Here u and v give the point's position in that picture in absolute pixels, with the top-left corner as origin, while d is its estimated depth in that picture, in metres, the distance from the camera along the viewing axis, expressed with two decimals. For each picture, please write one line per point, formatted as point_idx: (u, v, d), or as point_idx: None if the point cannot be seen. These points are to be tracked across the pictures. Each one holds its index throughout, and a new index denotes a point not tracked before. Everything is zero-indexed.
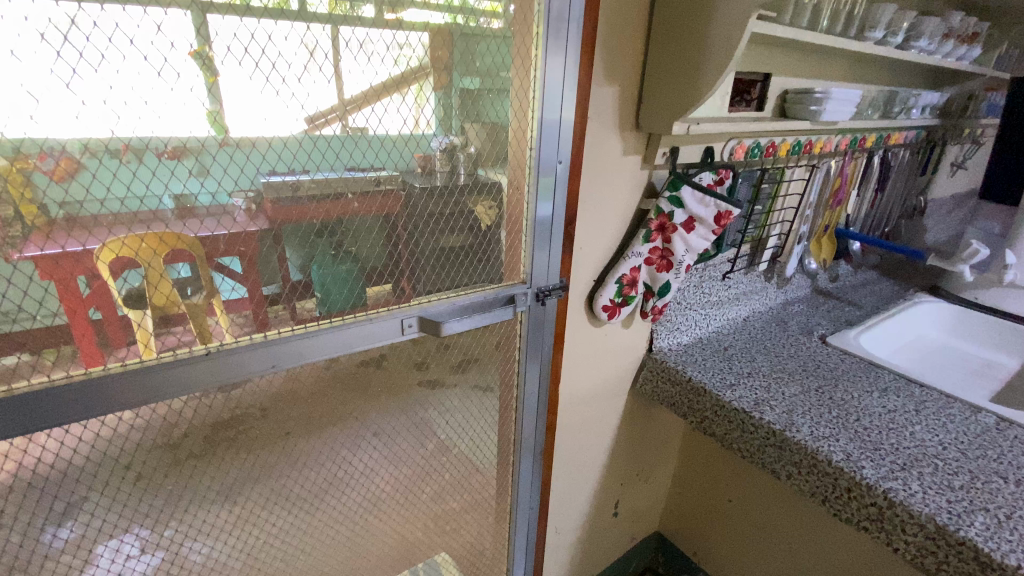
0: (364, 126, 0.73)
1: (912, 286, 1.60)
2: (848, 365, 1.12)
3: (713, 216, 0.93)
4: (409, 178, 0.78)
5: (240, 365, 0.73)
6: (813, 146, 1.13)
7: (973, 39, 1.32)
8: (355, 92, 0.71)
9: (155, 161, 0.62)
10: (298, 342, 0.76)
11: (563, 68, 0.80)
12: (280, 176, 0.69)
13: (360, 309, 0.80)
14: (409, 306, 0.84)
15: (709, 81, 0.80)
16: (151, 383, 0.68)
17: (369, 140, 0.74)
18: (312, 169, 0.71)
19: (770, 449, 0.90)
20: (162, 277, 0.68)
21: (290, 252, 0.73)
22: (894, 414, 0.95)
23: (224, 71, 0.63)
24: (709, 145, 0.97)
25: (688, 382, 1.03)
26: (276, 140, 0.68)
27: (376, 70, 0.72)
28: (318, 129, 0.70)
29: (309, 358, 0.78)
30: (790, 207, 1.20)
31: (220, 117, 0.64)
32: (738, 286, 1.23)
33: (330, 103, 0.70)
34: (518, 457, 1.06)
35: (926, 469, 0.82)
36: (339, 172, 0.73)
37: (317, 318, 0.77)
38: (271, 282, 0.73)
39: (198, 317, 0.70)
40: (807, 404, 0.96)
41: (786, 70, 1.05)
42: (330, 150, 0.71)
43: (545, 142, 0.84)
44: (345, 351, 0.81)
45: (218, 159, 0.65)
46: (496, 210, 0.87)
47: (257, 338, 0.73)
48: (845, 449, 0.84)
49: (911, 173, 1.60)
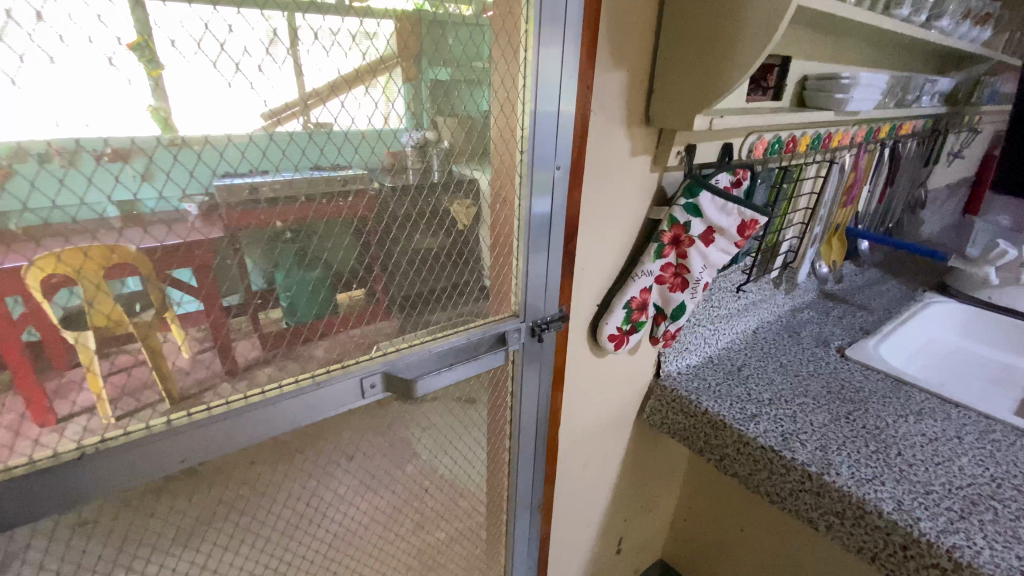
0: (334, 121, 0.57)
1: (919, 285, 1.51)
2: (874, 385, 1.00)
3: (736, 226, 0.79)
4: (378, 176, 0.61)
5: (161, 451, 0.57)
6: (831, 139, 1.01)
7: (985, 19, 1.20)
8: (319, 83, 0.55)
9: (92, 165, 0.47)
10: (230, 423, 0.61)
11: (560, 53, 0.65)
12: (239, 177, 0.53)
13: (303, 373, 0.65)
14: (371, 362, 0.69)
15: (743, 63, 0.65)
16: (45, 473, 0.52)
17: (337, 139, 0.57)
18: (274, 168, 0.55)
19: (805, 495, 0.78)
20: (104, 291, 0.51)
21: (253, 263, 0.58)
22: (937, 444, 0.84)
23: (170, 62, 0.48)
24: (728, 141, 0.84)
25: (703, 414, 0.90)
26: (235, 143, 0.52)
27: (331, 56, 0.55)
28: (278, 126, 0.55)
29: (245, 441, 0.62)
30: (806, 208, 1.08)
31: (165, 115, 0.49)
32: (749, 297, 1.11)
33: (289, 98, 0.54)
34: (513, 503, 0.92)
35: (987, 515, 0.70)
36: (304, 171, 0.57)
37: (260, 388, 0.62)
38: (231, 292, 0.57)
39: (148, 335, 0.54)
40: (841, 437, 0.84)
41: (804, 54, 0.93)
42: (253, 158, 0.54)
43: (539, 146, 0.69)
44: (303, 421, 0.66)
45: (169, 161, 0.50)
46: (474, 208, 0.70)
47: (158, 425, 0.57)
48: (894, 496, 0.72)
49: (917, 165, 1.50)
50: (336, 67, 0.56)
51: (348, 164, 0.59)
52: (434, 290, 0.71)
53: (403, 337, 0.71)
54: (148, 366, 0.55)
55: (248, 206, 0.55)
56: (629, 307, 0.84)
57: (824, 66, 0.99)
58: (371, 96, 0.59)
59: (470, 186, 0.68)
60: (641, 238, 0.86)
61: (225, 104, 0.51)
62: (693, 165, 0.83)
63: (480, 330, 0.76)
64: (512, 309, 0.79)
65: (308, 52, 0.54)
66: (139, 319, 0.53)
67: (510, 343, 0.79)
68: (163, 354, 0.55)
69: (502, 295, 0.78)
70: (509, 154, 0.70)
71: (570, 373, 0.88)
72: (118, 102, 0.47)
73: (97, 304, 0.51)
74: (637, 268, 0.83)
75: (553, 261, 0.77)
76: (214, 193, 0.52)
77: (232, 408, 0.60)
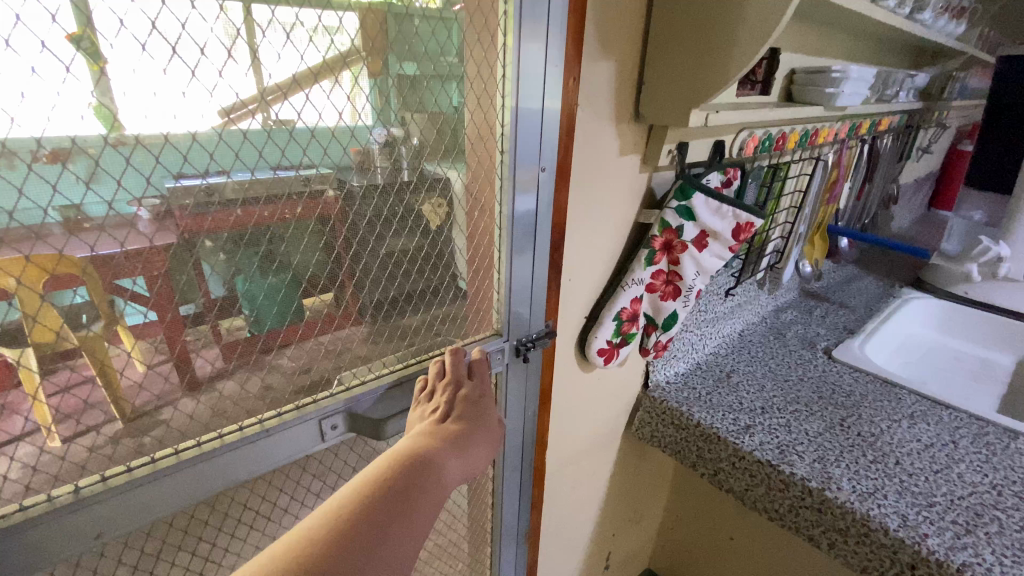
0: (297, 118, 0.49)
1: (896, 280, 1.51)
2: (864, 388, 0.98)
3: (730, 230, 0.75)
4: (346, 175, 0.54)
5: (82, 524, 0.49)
6: (818, 135, 0.98)
7: (961, 13, 1.20)
8: (281, 75, 0.48)
9: (24, 169, 0.39)
10: (165, 483, 0.52)
11: (544, 42, 0.59)
12: (192, 179, 0.46)
13: (250, 419, 0.57)
14: (332, 401, 0.62)
15: (744, 51, 0.60)
16: None
17: (297, 136, 0.50)
18: (230, 167, 0.47)
19: (806, 512, 0.74)
20: (46, 304, 0.43)
21: (212, 266, 0.49)
22: (933, 451, 0.82)
23: (114, 56, 0.41)
24: (719, 138, 0.78)
25: (695, 427, 0.86)
26: (185, 146, 0.45)
27: (284, 41, 0.47)
28: (235, 124, 0.47)
29: (183, 500, 0.54)
30: (791, 208, 1.05)
31: (108, 113, 0.41)
32: (735, 299, 1.07)
33: (249, 94, 0.47)
34: (498, 535, 0.85)
35: (992, 528, 0.68)
36: (264, 170, 0.49)
37: (201, 438, 0.54)
38: (190, 298, 0.49)
39: (96, 354, 0.46)
40: (839, 448, 0.81)
41: (790, 44, 0.88)
42: (171, 163, 0.45)
43: (520, 146, 0.63)
44: (258, 470, 0.58)
45: (110, 165, 0.42)
46: (446, 206, 0.63)
47: (63, 497, 0.48)
48: (898, 511, 0.69)
49: (891, 160, 1.50)
50: (284, 53, 0.48)
51: (316, 162, 0.52)
52: (405, 306, 0.64)
53: (367, 368, 0.65)
54: (95, 388, 0.47)
55: (183, 215, 0.46)
56: (619, 319, 0.79)
57: (809, 59, 0.95)
58: (326, 90, 0.51)
59: (443, 194, 0.62)
60: (627, 249, 0.80)
61: (182, 93, 0.44)
62: (684, 165, 0.77)
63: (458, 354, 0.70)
64: (492, 330, 0.73)
65: (252, 36, 0.46)
66: (85, 332, 0.45)
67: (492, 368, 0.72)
68: (114, 366, 0.47)
69: (481, 316, 0.72)
70: (488, 155, 0.63)
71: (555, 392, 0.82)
72: (38, 100, 0.39)
73: (37, 319, 0.42)
74: (628, 277, 0.77)
75: (537, 272, 0.71)
76: (169, 195, 0.45)
77: (162, 467, 0.52)
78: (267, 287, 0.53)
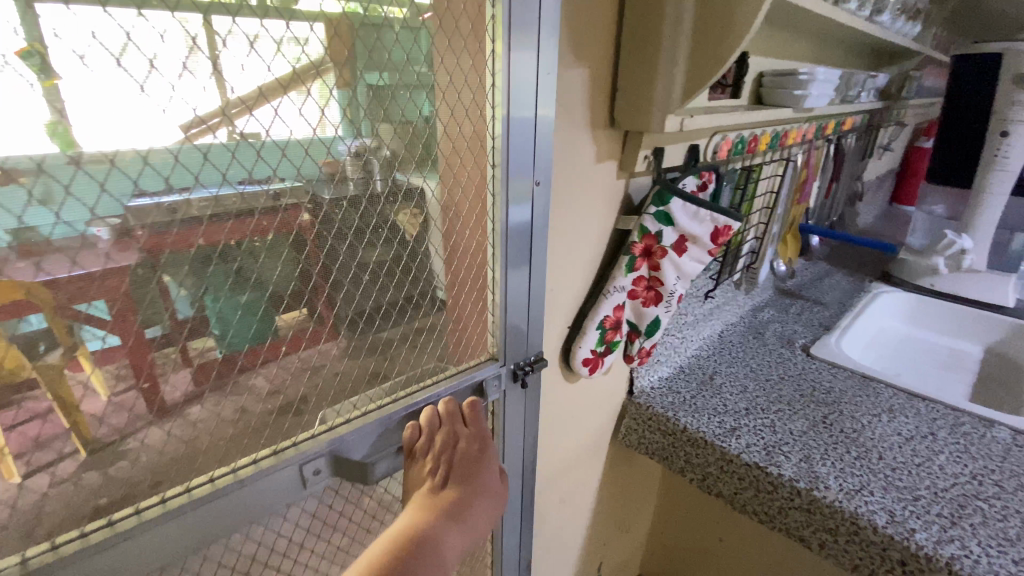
0: (263, 132, 0.47)
1: (865, 275, 1.55)
2: (844, 383, 0.99)
3: (709, 234, 0.75)
4: (318, 189, 0.51)
5: None
6: (787, 136, 0.99)
7: (916, 16, 1.24)
8: (246, 90, 0.46)
9: None
10: (130, 544, 0.49)
11: (534, 50, 0.59)
12: (150, 199, 0.43)
13: (223, 469, 0.55)
14: (310, 448, 0.59)
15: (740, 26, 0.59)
16: None
17: (264, 149, 0.48)
18: (189, 185, 0.45)
19: (795, 513, 0.74)
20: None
21: (177, 289, 0.47)
22: (913, 443, 0.83)
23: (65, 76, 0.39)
24: (692, 143, 0.79)
25: (682, 432, 0.85)
26: (140, 167, 0.43)
27: (248, 54, 0.46)
28: (196, 141, 0.45)
29: (152, 560, 0.51)
30: (764, 208, 1.06)
31: (65, 132, 0.40)
32: (713, 300, 1.08)
33: (210, 108, 0.45)
34: (499, 562, 0.83)
35: (976, 519, 0.69)
36: (227, 185, 0.46)
37: (170, 494, 0.52)
38: (155, 321, 0.46)
39: (55, 384, 0.43)
40: (823, 446, 0.81)
41: (758, 48, 0.89)
42: (121, 189, 0.42)
43: (511, 157, 0.62)
44: (235, 522, 0.56)
45: (58, 188, 0.40)
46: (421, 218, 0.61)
47: (11, 569, 0.44)
48: (885, 507, 0.70)
49: (855, 159, 1.54)
50: (250, 62, 0.46)
51: (283, 176, 0.49)
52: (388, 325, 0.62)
53: (353, 404, 0.63)
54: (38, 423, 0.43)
55: (145, 239, 0.44)
56: (602, 328, 0.78)
57: (776, 62, 0.97)
58: (293, 102, 0.49)
59: (420, 206, 0.60)
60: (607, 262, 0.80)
61: (126, 108, 0.42)
62: (660, 169, 0.77)
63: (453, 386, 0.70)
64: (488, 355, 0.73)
65: (213, 47, 0.44)
66: (42, 362, 0.42)
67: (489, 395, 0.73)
68: (67, 393, 0.44)
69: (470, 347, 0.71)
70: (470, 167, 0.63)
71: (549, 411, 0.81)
72: None
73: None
74: (609, 284, 0.76)
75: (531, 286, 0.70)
76: (126, 217, 0.43)
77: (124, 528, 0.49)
78: (237, 313, 0.50)
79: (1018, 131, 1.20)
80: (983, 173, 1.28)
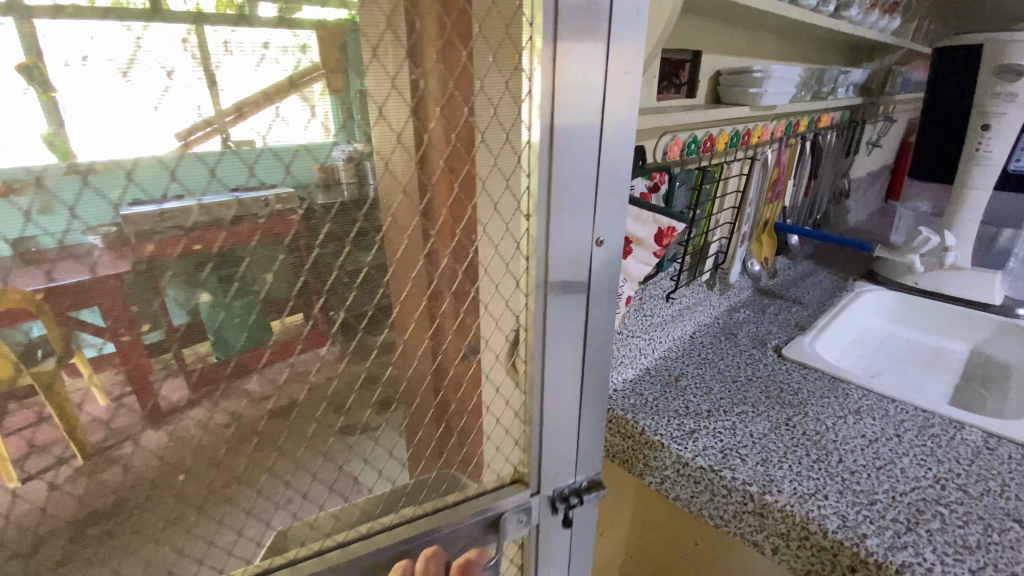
0: (254, 138, 0.45)
1: (849, 274, 1.53)
2: (813, 385, 0.98)
3: (652, 235, 0.71)
4: (308, 195, 0.48)
5: None
6: (751, 135, 0.98)
7: (892, 9, 1.23)
8: (242, 96, 0.44)
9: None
10: None
11: (596, 55, 0.57)
12: (148, 206, 0.42)
13: None
14: None
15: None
16: None
17: (263, 157, 0.46)
18: (187, 192, 0.43)
19: (749, 517, 0.72)
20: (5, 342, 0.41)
21: (173, 293, 0.45)
22: (876, 446, 0.81)
23: (65, 84, 0.39)
24: (640, 143, 0.76)
25: (640, 434, 0.84)
26: (140, 168, 0.42)
27: (249, 59, 0.44)
28: (194, 146, 0.43)
29: None
30: (730, 209, 1.04)
31: (62, 142, 0.39)
32: (682, 301, 1.07)
33: (205, 114, 0.43)
34: None
35: (933, 524, 0.67)
36: (221, 192, 0.44)
37: None
38: (153, 326, 0.45)
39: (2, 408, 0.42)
40: (782, 448, 0.80)
41: (717, 46, 0.88)
42: (121, 192, 0.41)
43: (556, 172, 0.60)
44: None
45: (66, 198, 0.40)
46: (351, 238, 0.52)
47: None
48: (838, 511, 0.68)
49: (837, 157, 1.52)
50: (255, 67, 0.44)
51: (275, 184, 0.47)
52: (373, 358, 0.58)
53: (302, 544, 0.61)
54: None
55: (137, 248, 0.43)
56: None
57: (741, 61, 0.96)
58: (295, 110, 0.46)
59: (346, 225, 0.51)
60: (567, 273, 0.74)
61: (113, 116, 0.40)
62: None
63: (468, 513, 0.69)
64: (522, 395, 0.71)
65: (207, 54, 0.43)
66: (41, 366, 0.42)
67: (505, 526, 0.72)
68: None
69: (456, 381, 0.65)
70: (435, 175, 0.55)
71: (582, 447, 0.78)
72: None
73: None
74: None
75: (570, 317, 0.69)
76: (121, 225, 0.42)
77: None
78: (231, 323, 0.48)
79: (998, 124, 1.16)
80: (966, 168, 1.23)
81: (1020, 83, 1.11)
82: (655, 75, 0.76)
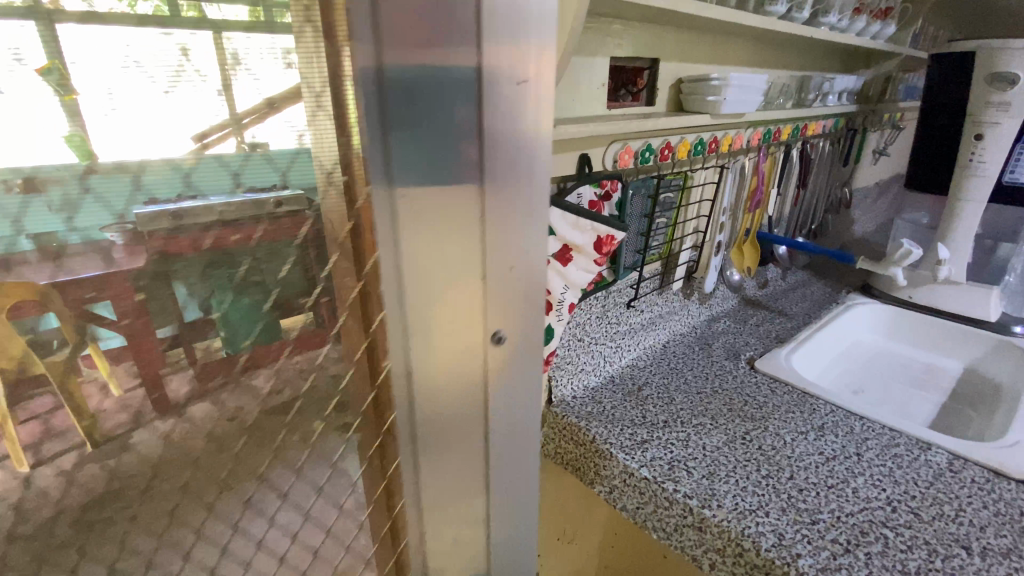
0: (270, 141, 0.40)
1: (844, 286, 1.48)
2: (780, 399, 0.96)
3: (591, 243, 0.71)
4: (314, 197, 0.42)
5: None
6: (720, 143, 0.96)
7: (884, 14, 1.19)
8: (251, 101, 0.38)
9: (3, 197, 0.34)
10: None
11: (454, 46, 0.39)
12: (165, 205, 0.39)
13: None
14: None
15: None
16: None
17: (279, 163, 0.40)
18: (207, 194, 0.39)
19: (689, 531, 0.71)
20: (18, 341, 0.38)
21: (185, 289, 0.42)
22: (832, 464, 0.79)
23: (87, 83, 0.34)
24: (586, 151, 0.74)
25: (591, 443, 0.83)
26: (161, 166, 0.37)
27: (260, 62, 0.38)
28: (212, 145, 0.38)
29: None
30: (699, 218, 1.02)
31: (81, 142, 0.35)
32: (652, 310, 1.05)
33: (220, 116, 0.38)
34: None
35: (875, 548, 0.65)
36: (239, 194, 0.40)
37: None
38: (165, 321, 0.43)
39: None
40: (732, 462, 0.78)
41: (687, 54, 0.87)
42: (143, 187, 0.37)
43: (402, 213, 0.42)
44: None
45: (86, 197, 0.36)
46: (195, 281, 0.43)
47: None
48: (776, 529, 0.67)
49: (834, 164, 1.48)
50: (264, 70, 0.38)
51: (292, 187, 0.41)
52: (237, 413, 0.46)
53: None
54: None
55: (161, 242, 0.40)
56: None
57: (719, 68, 0.95)
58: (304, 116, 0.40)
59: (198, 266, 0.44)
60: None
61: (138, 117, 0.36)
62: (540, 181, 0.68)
63: None
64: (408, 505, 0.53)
65: (225, 62, 0.37)
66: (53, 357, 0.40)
67: None
68: None
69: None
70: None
71: (500, 572, 0.58)
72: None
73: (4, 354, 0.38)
74: None
75: (457, 423, 0.50)
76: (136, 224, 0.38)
77: None
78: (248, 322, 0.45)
79: (992, 133, 1.11)
80: (959, 178, 1.19)
81: (1014, 91, 1.07)
82: (606, 82, 0.76)
